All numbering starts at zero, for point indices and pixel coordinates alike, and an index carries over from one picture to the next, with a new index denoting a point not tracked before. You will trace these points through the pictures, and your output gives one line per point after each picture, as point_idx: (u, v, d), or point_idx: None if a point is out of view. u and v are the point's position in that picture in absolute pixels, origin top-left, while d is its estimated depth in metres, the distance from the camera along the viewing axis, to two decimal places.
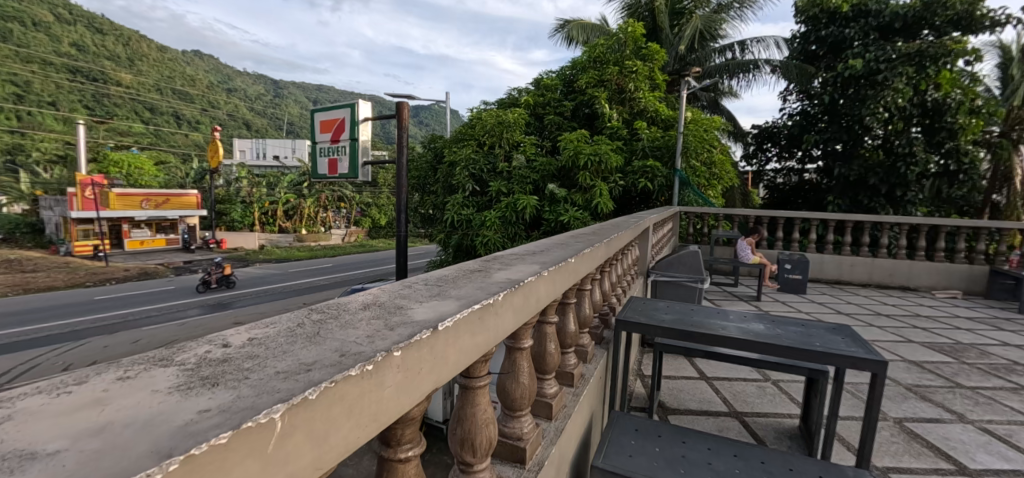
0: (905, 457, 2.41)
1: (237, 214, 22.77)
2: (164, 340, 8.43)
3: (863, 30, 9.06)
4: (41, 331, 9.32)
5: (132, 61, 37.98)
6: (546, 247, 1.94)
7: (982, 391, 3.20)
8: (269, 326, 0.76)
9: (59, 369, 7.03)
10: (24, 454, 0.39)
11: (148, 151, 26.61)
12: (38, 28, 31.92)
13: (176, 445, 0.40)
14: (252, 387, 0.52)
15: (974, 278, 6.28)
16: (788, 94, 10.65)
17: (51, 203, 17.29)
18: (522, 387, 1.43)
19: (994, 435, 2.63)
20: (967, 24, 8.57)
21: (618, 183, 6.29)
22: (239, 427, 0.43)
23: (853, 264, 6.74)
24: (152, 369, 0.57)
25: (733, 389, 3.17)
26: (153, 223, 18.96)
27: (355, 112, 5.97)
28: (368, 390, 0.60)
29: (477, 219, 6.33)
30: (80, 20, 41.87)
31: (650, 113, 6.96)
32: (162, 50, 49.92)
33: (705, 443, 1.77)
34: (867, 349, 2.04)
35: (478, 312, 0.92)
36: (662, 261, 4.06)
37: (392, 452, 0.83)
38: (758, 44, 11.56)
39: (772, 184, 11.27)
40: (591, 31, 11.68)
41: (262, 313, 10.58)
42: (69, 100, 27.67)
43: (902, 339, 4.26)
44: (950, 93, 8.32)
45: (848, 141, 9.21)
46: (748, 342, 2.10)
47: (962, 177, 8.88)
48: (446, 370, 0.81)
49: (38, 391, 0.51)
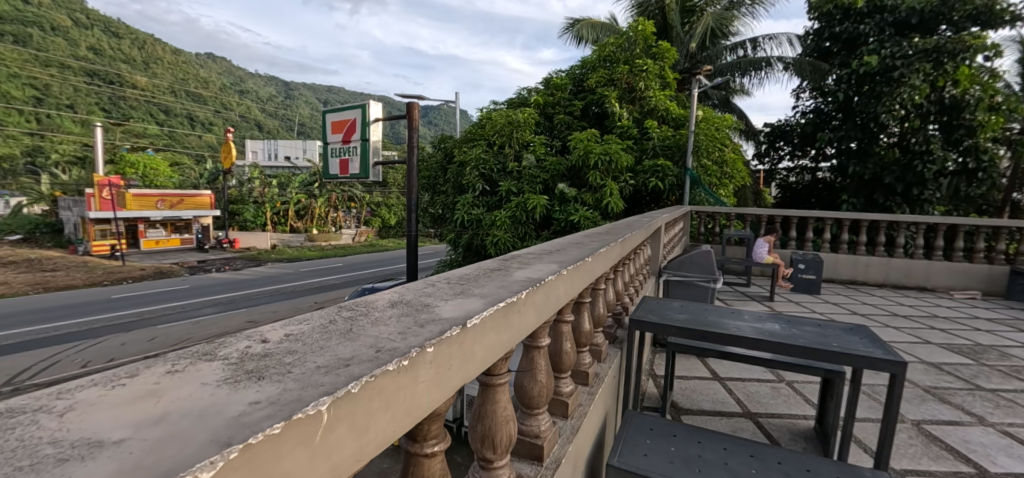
0: (924, 460, 2.38)
1: (250, 214, 22.98)
2: (178, 338, 8.54)
3: (878, 26, 8.94)
4: (63, 328, 9.56)
5: (146, 63, 38.57)
6: (562, 246, 1.95)
7: (1003, 393, 3.14)
8: (302, 323, 0.79)
9: (78, 366, 7.20)
10: (92, 442, 0.41)
11: (162, 152, 26.96)
12: (57, 33, 32.56)
13: (233, 434, 0.42)
14: (295, 380, 0.54)
15: (992, 279, 6.18)
16: (801, 91, 10.56)
17: (70, 204, 17.64)
18: (539, 385, 1.43)
19: (1015, 438, 2.59)
20: (985, 19, 8.47)
21: (628, 182, 6.27)
22: (290, 417, 0.45)
23: (868, 264, 6.66)
24: (198, 363, 0.59)
25: (746, 390, 3.15)
26: (168, 223, 19.20)
27: (365, 113, 6.01)
28: (404, 385, 0.62)
29: (487, 219, 6.33)
30: (98, 25, 42.65)
31: (661, 113, 6.95)
32: (177, 53, 50.61)
33: (722, 444, 1.77)
34: (885, 349, 2.03)
35: (503, 310, 0.94)
36: (674, 260, 4.03)
37: (418, 448, 0.84)
38: (770, 41, 11.44)
39: (785, 183, 11.20)
40: (601, 30, 11.66)
41: (275, 312, 10.69)
42: (86, 103, 28.18)
43: (920, 340, 4.21)
44: (969, 89, 8.12)
45: (863, 139, 9.08)
46: (763, 343, 2.09)
47: (981, 175, 8.65)
48: (475, 367, 0.83)
49: (94, 384, 0.54)
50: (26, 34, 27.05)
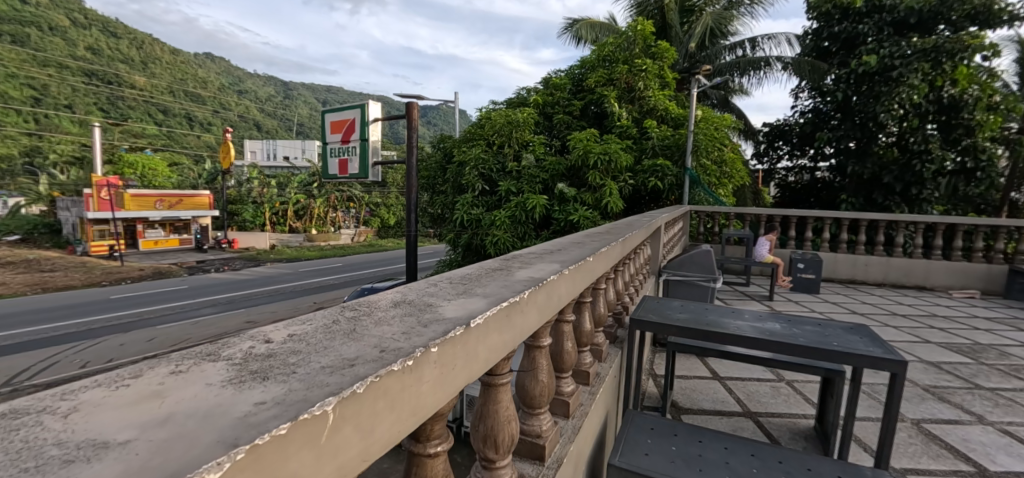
0: (924, 458, 2.39)
1: (249, 214, 22.90)
2: (178, 339, 8.54)
3: (877, 25, 8.93)
4: (62, 329, 9.54)
5: (145, 63, 38.53)
6: (563, 246, 1.95)
7: (1002, 392, 3.15)
8: (304, 323, 0.78)
9: (77, 366, 7.19)
10: (97, 444, 0.40)
11: (161, 152, 26.93)
12: (55, 33, 32.50)
13: (240, 435, 0.42)
14: (300, 381, 0.54)
15: (991, 277, 6.18)
16: (799, 91, 10.59)
17: (68, 204, 17.62)
18: (540, 385, 1.43)
19: (1014, 437, 2.60)
20: (984, 19, 8.51)
21: (627, 182, 6.26)
22: (297, 417, 0.45)
23: (867, 263, 6.66)
24: (202, 364, 0.59)
25: (746, 389, 3.15)
26: (167, 223, 19.18)
27: (364, 113, 6.01)
28: (408, 385, 0.62)
29: (486, 218, 6.34)
30: (96, 24, 42.52)
31: (660, 112, 6.94)
32: (175, 53, 50.45)
33: (723, 443, 1.77)
34: (885, 348, 2.03)
35: (506, 310, 0.94)
36: (674, 260, 4.03)
37: (421, 447, 0.84)
38: (769, 41, 11.45)
39: (784, 183, 11.23)
40: (600, 30, 11.65)
41: (274, 312, 10.69)
42: (85, 103, 28.14)
43: (919, 339, 4.21)
44: (968, 89, 8.15)
45: (862, 138, 9.08)
46: (763, 341, 2.09)
47: (979, 174, 8.64)
48: (478, 367, 0.83)
49: (97, 384, 0.54)
50: (23, 34, 26.99)
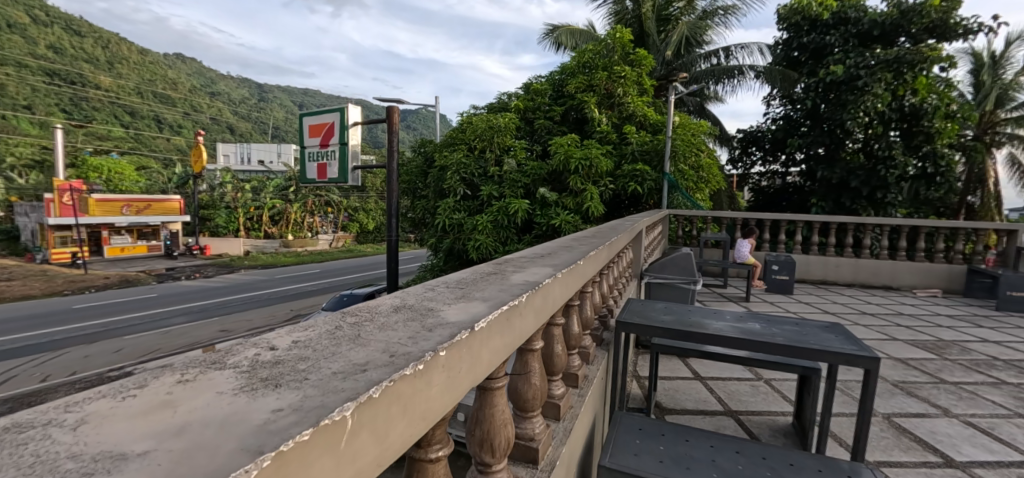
0: (895, 451, 2.47)
1: (222, 219, 22.23)
2: (146, 349, 8.27)
3: (843, 37, 9.25)
4: (19, 341, 9.10)
5: (111, 63, 37.27)
6: (552, 250, 1.98)
7: (965, 386, 3.29)
8: (307, 329, 0.77)
9: (37, 381, 6.90)
10: (115, 454, 0.39)
11: (128, 156, 26.05)
12: (13, 30, 31.13)
13: (263, 443, 0.41)
14: (314, 387, 0.53)
15: (952, 277, 6.46)
16: (771, 99, 10.99)
17: (27, 210, 16.86)
18: (533, 388, 1.44)
19: (978, 428, 2.71)
20: (941, 32, 8.88)
21: (608, 187, 6.35)
22: (319, 423, 0.45)
23: (838, 264, 6.90)
24: (208, 372, 0.57)
25: (727, 388, 3.22)
26: (135, 230, 18.51)
27: (344, 116, 5.89)
28: (419, 389, 0.61)
29: (468, 223, 6.30)
30: (59, 22, 40.98)
31: (639, 118, 7.09)
32: (143, 54, 48.93)
33: (708, 442, 1.80)
34: (858, 345, 2.11)
35: (507, 312, 0.95)
36: (655, 263, 4.11)
37: (424, 452, 0.83)
38: (742, 50, 11.79)
39: (757, 187, 11.62)
40: (579, 37, 11.80)
41: (249, 320, 10.44)
42: (46, 105, 27.01)
43: (888, 337, 4.37)
44: (927, 98, 8.59)
45: (830, 144, 9.46)
46: (743, 340, 2.14)
47: (939, 179, 8.96)
48: (482, 369, 0.83)
49: (101, 396, 0.52)
50: None
